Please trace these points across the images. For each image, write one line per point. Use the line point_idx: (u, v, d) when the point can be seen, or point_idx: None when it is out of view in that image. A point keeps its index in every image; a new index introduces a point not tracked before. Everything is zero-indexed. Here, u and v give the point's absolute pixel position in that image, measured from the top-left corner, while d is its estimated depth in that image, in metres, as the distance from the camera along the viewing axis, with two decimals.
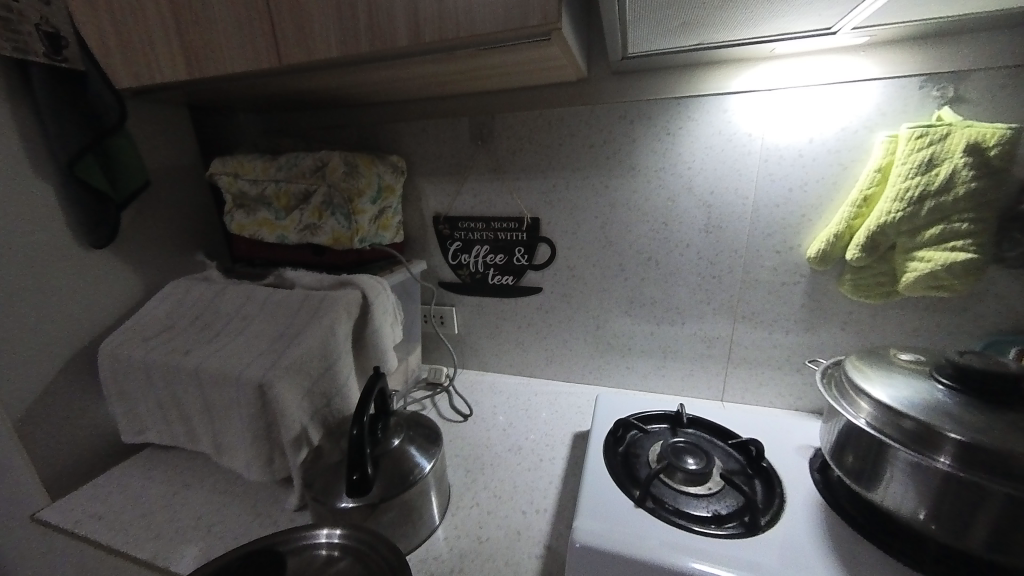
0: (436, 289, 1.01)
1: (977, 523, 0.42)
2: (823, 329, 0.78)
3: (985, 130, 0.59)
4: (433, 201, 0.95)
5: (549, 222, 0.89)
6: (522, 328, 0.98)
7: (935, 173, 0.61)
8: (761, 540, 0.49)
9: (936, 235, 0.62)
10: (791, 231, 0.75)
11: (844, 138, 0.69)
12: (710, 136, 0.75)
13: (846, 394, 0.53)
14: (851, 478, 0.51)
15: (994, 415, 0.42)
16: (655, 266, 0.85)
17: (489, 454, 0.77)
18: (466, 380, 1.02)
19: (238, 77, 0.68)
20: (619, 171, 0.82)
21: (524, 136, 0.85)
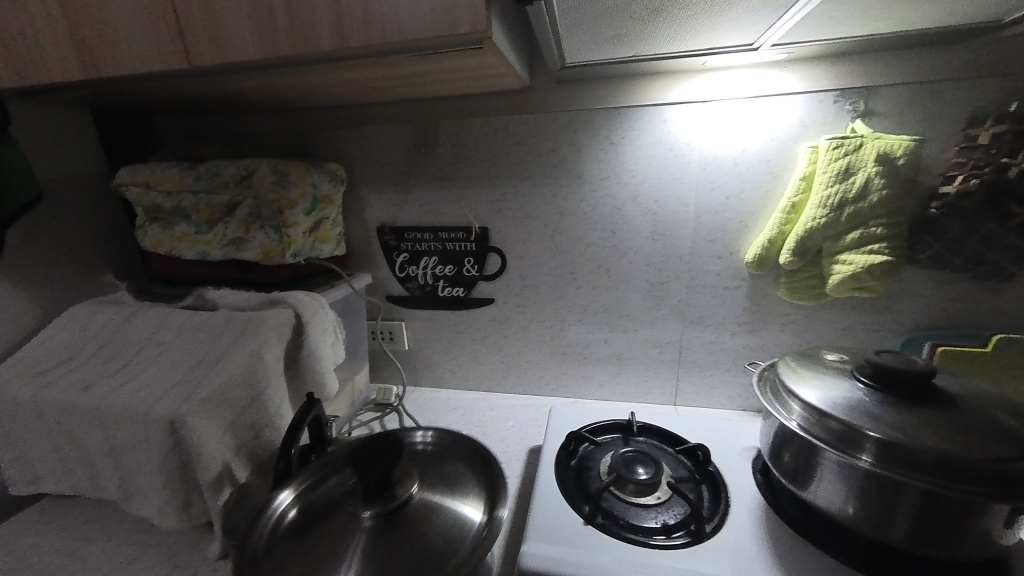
0: (384, 304, 0.96)
1: (897, 516, 0.44)
2: (764, 331, 0.81)
3: (891, 142, 0.64)
4: (377, 212, 0.90)
5: (499, 231, 0.87)
6: (476, 341, 0.96)
7: (851, 182, 0.66)
8: (707, 548, 0.50)
9: (856, 240, 0.66)
10: (730, 237, 0.78)
11: (774, 148, 0.72)
12: (651, 146, 0.76)
13: (779, 397, 0.54)
14: (787, 479, 0.52)
15: (908, 414, 0.44)
16: (605, 274, 0.85)
17: None
18: (419, 397, 0.98)
19: (144, 79, 0.62)
20: (565, 180, 0.81)
21: (468, 145, 0.83)
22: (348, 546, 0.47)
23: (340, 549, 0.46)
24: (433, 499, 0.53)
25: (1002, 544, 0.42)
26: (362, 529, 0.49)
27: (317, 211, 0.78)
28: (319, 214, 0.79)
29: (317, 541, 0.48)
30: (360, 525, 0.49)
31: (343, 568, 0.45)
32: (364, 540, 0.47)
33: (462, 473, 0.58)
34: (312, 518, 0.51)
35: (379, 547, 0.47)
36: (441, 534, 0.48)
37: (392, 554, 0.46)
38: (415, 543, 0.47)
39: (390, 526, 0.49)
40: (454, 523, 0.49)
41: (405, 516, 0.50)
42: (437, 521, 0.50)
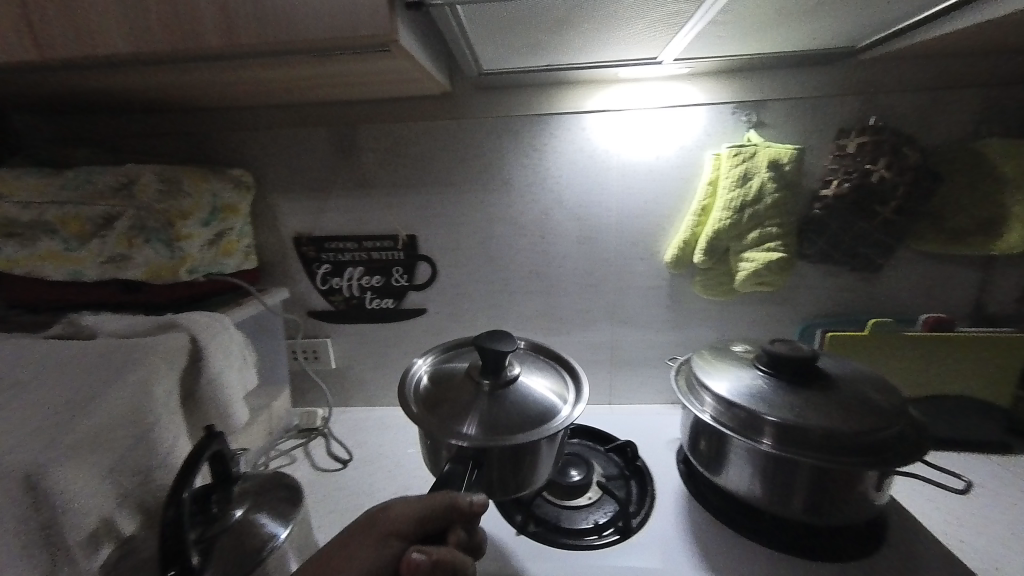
0: (305, 321, 0.89)
1: (796, 491, 0.47)
2: (685, 327, 0.86)
3: (778, 151, 0.71)
4: (293, 222, 0.84)
5: (427, 239, 0.84)
6: (409, 354, 0.92)
7: (748, 186, 0.72)
8: (633, 544, 0.51)
9: (755, 239, 0.73)
10: (650, 240, 0.82)
11: (683, 155, 0.77)
12: (572, 153, 0.78)
13: (694, 390, 0.57)
14: (705, 468, 0.55)
15: (799, 397, 0.48)
16: (536, 279, 0.86)
17: (371, 501, 0.68)
18: (350, 419, 0.92)
19: None
20: (492, 186, 0.81)
21: (390, 151, 0.80)
22: (467, 410, 0.53)
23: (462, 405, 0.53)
24: (528, 386, 0.57)
25: (875, 505, 0.48)
26: (478, 397, 0.54)
27: (216, 222, 0.72)
28: (220, 225, 0.73)
29: (443, 399, 0.55)
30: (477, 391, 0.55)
31: (468, 419, 0.52)
32: (481, 404, 0.53)
33: (559, 370, 0.62)
34: (439, 383, 0.58)
35: (491, 412, 0.53)
36: (540, 406, 0.54)
37: (501, 416, 0.52)
38: (515, 414, 0.52)
39: (497, 400, 0.54)
40: (546, 404, 0.54)
41: (510, 393, 0.55)
42: (532, 403, 0.54)
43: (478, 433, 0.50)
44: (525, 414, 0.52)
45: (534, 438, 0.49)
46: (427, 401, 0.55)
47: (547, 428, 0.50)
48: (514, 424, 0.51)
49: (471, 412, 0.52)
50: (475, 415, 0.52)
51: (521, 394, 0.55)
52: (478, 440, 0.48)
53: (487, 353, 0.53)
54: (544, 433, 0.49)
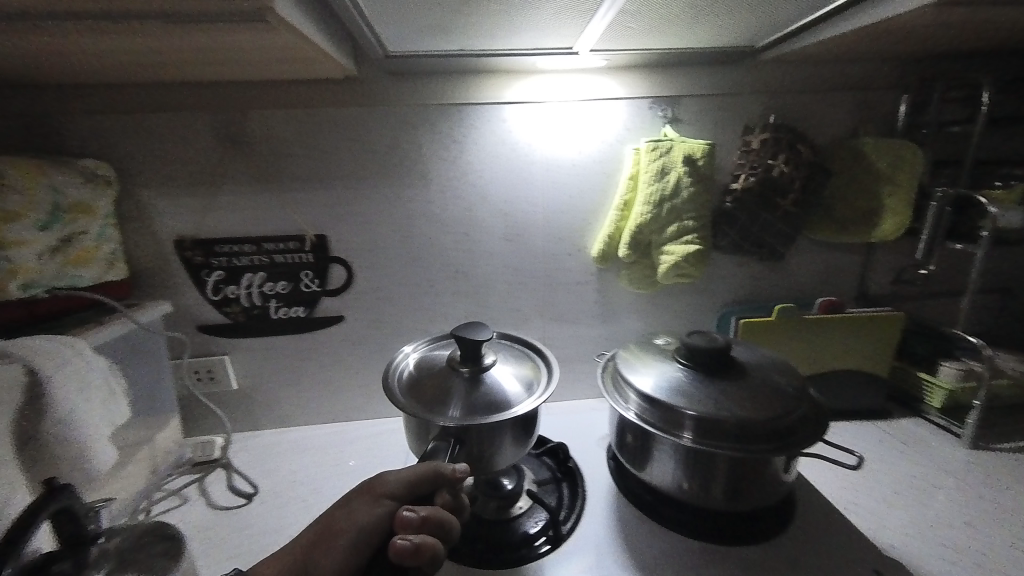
0: (196, 337, 0.77)
1: (716, 481, 0.49)
2: (613, 321, 0.87)
3: (693, 146, 0.73)
4: (173, 223, 0.72)
5: (339, 239, 0.76)
6: (326, 366, 0.83)
7: (666, 181, 0.73)
8: (564, 553, 0.49)
9: (674, 233, 0.74)
10: (577, 235, 0.81)
11: (605, 149, 0.77)
12: (494, 145, 0.74)
13: (619, 387, 0.56)
14: (632, 465, 0.54)
15: (715, 388, 0.49)
16: (463, 279, 0.82)
17: (280, 539, 0.61)
18: (258, 445, 0.82)
19: None
20: (410, 181, 0.75)
21: (290, 140, 0.71)
22: (449, 396, 0.53)
23: (444, 392, 0.53)
24: (506, 370, 0.57)
25: (784, 485, 0.51)
26: (459, 382, 0.54)
27: (60, 224, 0.59)
28: (67, 228, 0.60)
29: (426, 387, 0.54)
30: (456, 376, 0.55)
31: (452, 404, 0.52)
32: (462, 389, 0.53)
33: (533, 353, 0.63)
34: (421, 371, 0.57)
35: (473, 395, 0.53)
36: (519, 385, 0.55)
37: (483, 400, 0.53)
38: (495, 398, 0.53)
39: (477, 385, 0.54)
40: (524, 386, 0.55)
41: (489, 377, 0.55)
42: (511, 386, 0.55)
43: (463, 416, 0.51)
44: (505, 394, 0.53)
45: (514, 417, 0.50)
46: (411, 388, 0.55)
47: (527, 405, 0.52)
48: (495, 406, 0.52)
49: (454, 397, 0.52)
50: (458, 400, 0.52)
51: (501, 376, 0.56)
52: (462, 422, 0.49)
53: (466, 341, 0.53)
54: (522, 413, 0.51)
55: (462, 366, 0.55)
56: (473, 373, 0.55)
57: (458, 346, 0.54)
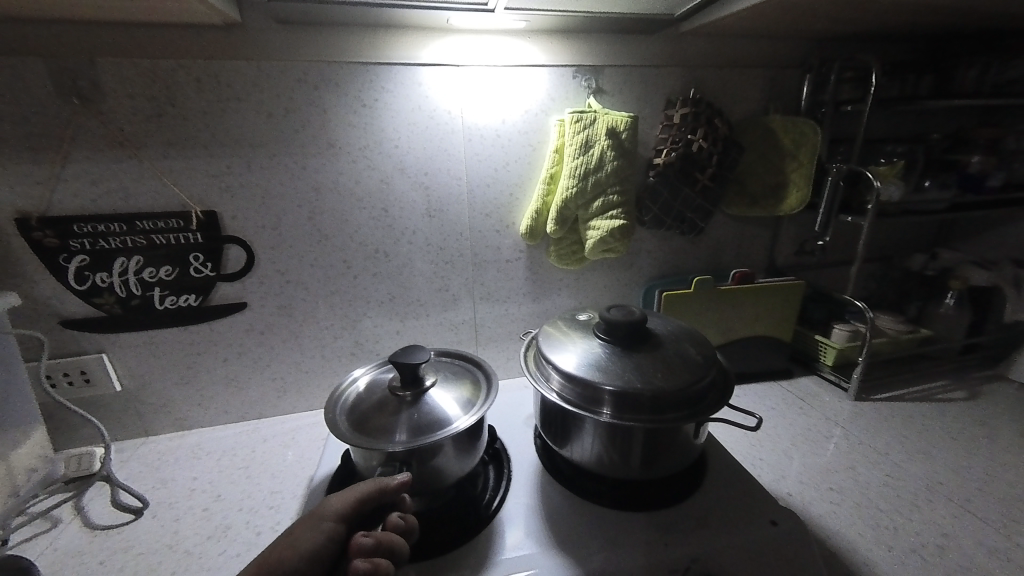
0: (60, 333, 0.66)
1: (632, 451, 0.50)
2: (545, 298, 0.86)
3: (616, 118, 0.72)
4: (9, 197, 0.59)
5: (234, 216, 0.67)
6: (230, 359, 0.75)
7: (590, 154, 0.72)
8: (487, 531, 0.48)
9: (600, 207, 0.74)
10: (503, 210, 0.78)
11: (529, 119, 0.73)
12: (410, 112, 0.68)
13: (541, 366, 0.55)
14: (556, 442, 0.54)
15: (632, 361, 0.50)
16: (384, 258, 0.76)
17: (173, 553, 0.54)
18: (152, 452, 0.72)
19: None
20: (315, 150, 0.67)
21: (161, 98, 0.60)
22: (392, 423, 0.48)
23: (387, 420, 0.48)
24: (449, 386, 0.54)
25: (695, 448, 0.53)
26: (401, 407, 0.50)
27: None
28: None
29: (365, 417, 0.49)
30: (398, 401, 0.50)
31: (396, 430, 0.47)
32: (405, 413, 0.49)
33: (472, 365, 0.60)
34: (356, 402, 0.51)
35: (417, 417, 0.49)
36: (465, 396, 0.53)
37: (429, 419, 0.49)
38: (441, 415, 0.49)
39: (420, 405, 0.50)
40: (469, 398, 0.52)
41: (432, 396, 0.51)
42: (456, 400, 0.52)
43: (412, 439, 0.46)
44: (454, 410, 0.50)
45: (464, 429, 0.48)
46: (346, 422, 0.49)
47: (478, 413, 0.50)
48: (441, 422, 0.48)
49: (398, 423, 0.48)
50: (403, 423, 0.48)
51: (445, 392, 0.52)
52: (413, 443, 0.45)
53: (407, 364, 0.49)
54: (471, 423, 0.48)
55: (404, 390, 0.51)
56: (416, 394, 0.51)
57: (398, 369, 0.50)
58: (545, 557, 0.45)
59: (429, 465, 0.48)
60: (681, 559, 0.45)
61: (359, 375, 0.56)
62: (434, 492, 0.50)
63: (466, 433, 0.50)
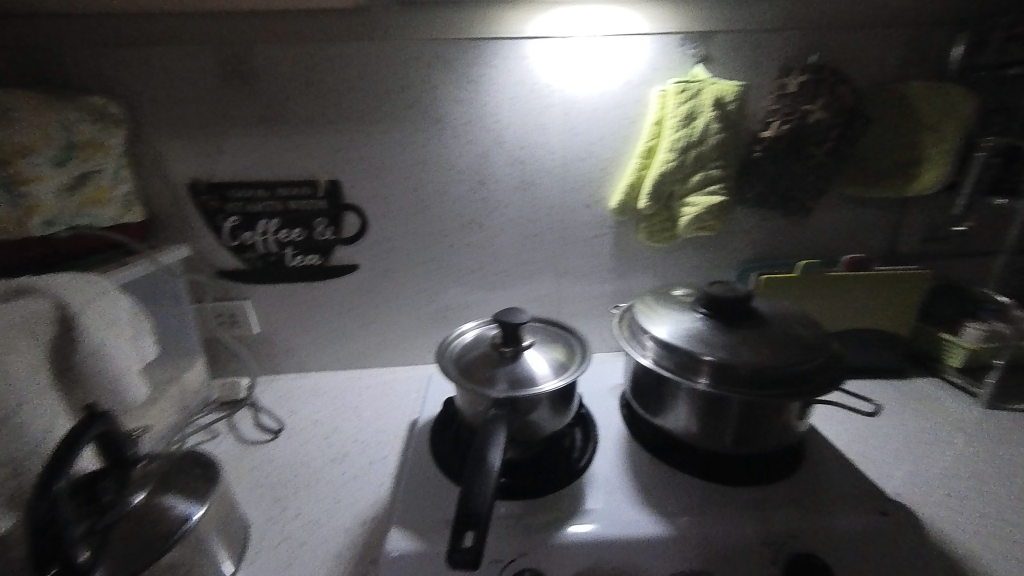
0: (215, 282, 0.79)
1: (726, 426, 0.50)
2: (630, 275, 0.85)
3: (723, 88, 0.68)
4: (185, 165, 0.71)
5: (352, 185, 0.75)
6: (342, 314, 0.84)
7: (693, 126, 0.69)
8: (577, 484, 0.51)
9: (699, 182, 0.71)
10: (595, 184, 0.78)
11: (629, 91, 0.72)
12: (513, 86, 0.71)
13: (636, 335, 0.56)
14: (646, 410, 0.55)
15: (734, 335, 0.49)
16: (477, 229, 0.80)
17: (305, 472, 0.65)
18: (279, 387, 0.85)
19: None
20: (424, 125, 0.72)
21: (300, 77, 0.68)
22: (494, 374, 0.52)
23: (489, 371, 0.52)
24: (545, 349, 0.57)
25: (795, 432, 0.51)
26: (502, 362, 0.54)
27: (75, 162, 0.59)
28: (81, 167, 0.60)
29: (470, 366, 0.54)
30: (499, 356, 0.54)
31: (498, 380, 0.52)
32: (506, 367, 0.53)
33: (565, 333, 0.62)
34: (461, 352, 0.56)
35: (516, 373, 0.53)
36: (558, 360, 0.55)
37: (526, 375, 0.52)
38: (538, 374, 0.52)
39: (520, 362, 0.54)
40: (563, 362, 0.55)
41: (530, 356, 0.55)
42: (552, 362, 0.55)
43: (512, 389, 0.50)
44: (547, 371, 0.53)
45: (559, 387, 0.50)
46: (454, 368, 0.54)
47: (573, 375, 0.52)
48: (538, 379, 0.52)
49: (500, 375, 0.52)
50: (504, 376, 0.52)
51: (541, 353, 0.56)
52: (514, 393, 0.49)
53: (510, 322, 0.53)
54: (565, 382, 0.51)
55: (504, 346, 0.55)
56: (514, 351, 0.54)
57: (501, 327, 0.54)
58: (637, 513, 0.47)
59: (526, 418, 0.51)
60: (777, 534, 0.45)
61: (463, 329, 0.61)
62: (529, 442, 0.54)
63: (559, 393, 0.52)
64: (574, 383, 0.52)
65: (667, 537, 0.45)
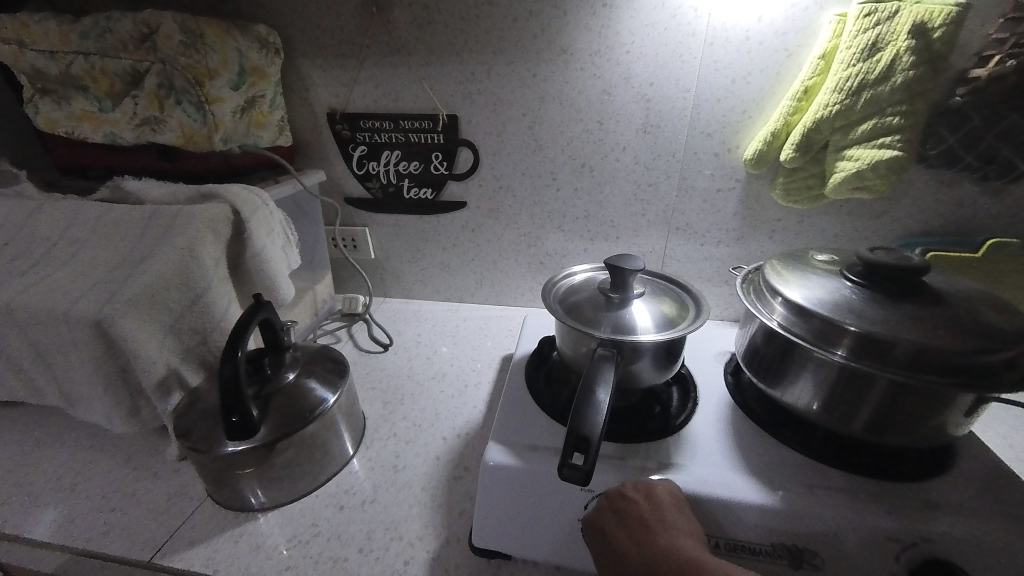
0: (343, 207, 0.87)
1: (862, 410, 0.44)
2: (751, 238, 0.77)
3: (930, 8, 0.54)
4: (326, 95, 0.77)
5: (470, 120, 0.75)
6: (447, 249, 0.89)
7: (877, 60, 0.56)
8: (674, 439, 0.50)
9: (867, 132, 0.59)
10: (729, 131, 0.69)
11: (794, 17, 0.61)
12: (651, 11, 0.63)
13: (762, 298, 0.50)
14: (759, 379, 0.51)
15: (893, 309, 0.42)
16: (588, 174, 0.77)
17: (410, 384, 0.73)
18: (389, 309, 0.95)
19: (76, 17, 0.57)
20: (548, 56, 0.69)
21: (432, 5, 0.68)
22: (600, 318, 0.51)
23: (594, 314, 0.52)
24: (654, 302, 0.54)
25: (952, 432, 0.44)
26: (608, 307, 0.53)
27: (245, 86, 0.67)
28: (249, 91, 0.68)
29: (575, 306, 0.54)
30: (606, 301, 0.53)
31: (602, 324, 0.51)
32: (611, 313, 0.52)
33: (677, 290, 0.58)
34: (568, 293, 0.56)
35: (622, 320, 0.51)
36: (667, 314, 0.53)
37: (631, 323, 0.51)
38: (645, 325, 0.50)
39: (626, 311, 0.52)
40: (673, 318, 0.52)
41: (638, 306, 0.53)
42: (661, 316, 0.52)
43: (616, 335, 0.49)
44: (655, 323, 0.51)
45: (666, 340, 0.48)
46: (559, 306, 0.54)
47: (683, 331, 0.49)
48: (644, 329, 0.50)
49: (605, 320, 0.51)
50: (609, 321, 0.51)
51: (650, 306, 0.53)
52: (618, 338, 0.48)
53: (623, 268, 0.51)
54: (673, 337, 0.48)
55: (612, 292, 0.53)
56: (622, 298, 0.53)
57: (612, 272, 0.52)
58: (737, 477, 0.45)
59: (629, 368, 0.50)
60: (906, 532, 0.40)
61: (570, 271, 0.61)
62: (625, 389, 0.53)
63: (664, 346, 0.50)
64: (683, 339, 0.49)
65: (770, 506, 0.42)
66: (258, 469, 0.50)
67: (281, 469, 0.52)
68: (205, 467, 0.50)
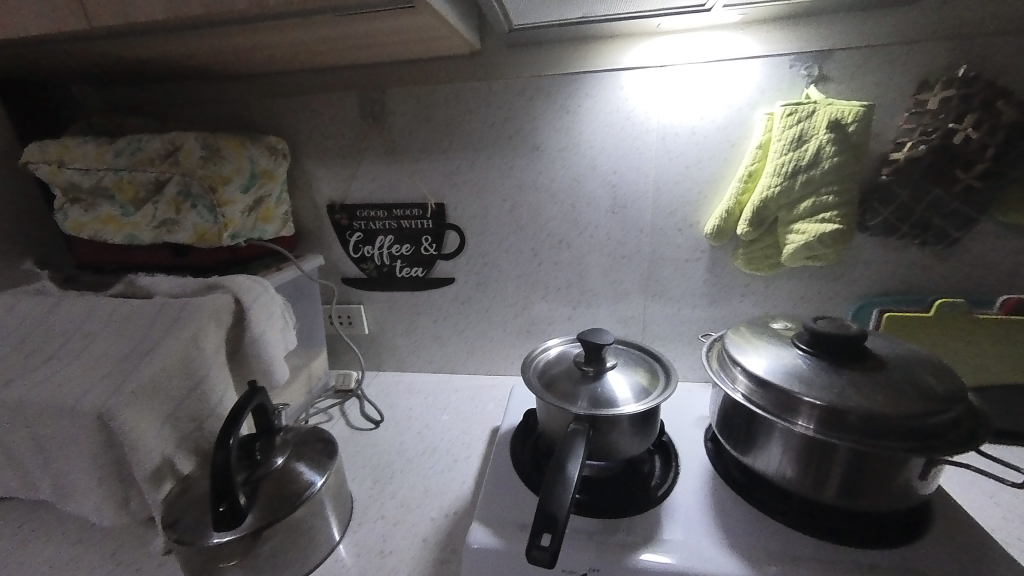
0: (340, 287, 0.93)
1: (831, 476, 0.45)
2: (722, 302, 0.81)
3: (843, 108, 0.63)
4: (327, 189, 0.86)
5: (455, 206, 0.84)
6: (438, 322, 0.93)
7: (804, 149, 0.65)
8: (657, 513, 0.51)
9: (808, 209, 0.66)
10: (689, 209, 0.77)
11: (731, 115, 0.71)
12: (608, 114, 0.74)
13: (726, 367, 0.54)
14: (734, 447, 0.53)
15: (842, 377, 0.45)
16: (566, 249, 0.84)
17: (400, 461, 0.74)
18: (383, 383, 0.97)
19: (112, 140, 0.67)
20: (522, 152, 0.78)
21: (420, 114, 0.79)
22: (577, 392, 0.54)
23: (571, 388, 0.55)
24: (627, 373, 0.57)
25: (920, 494, 0.45)
26: (584, 380, 0.55)
27: (255, 187, 0.75)
28: (258, 191, 0.76)
29: (553, 381, 0.57)
30: (581, 374, 0.56)
31: (579, 398, 0.53)
32: (587, 386, 0.55)
33: (649, 359, 0.62)
34: (546, 367, 0.60)
35: (597, 393, 0.54)
36: (640, 384, 0.56)
37: (606, 395, 0.53)
38: (619, 396, 0.53)
39: (601, 383, 0.55)
40: (645, 388, 0.55)
41: (611, 377, 0.56)
42: (634, 385, 0.55)
43: (591, 408, 0.51)
44: (630, 394, 0.54)
45: (638, 411, 0.51)
46: (539, 381, 0.57)
47: (654, 402, 0.52)
48: (618, 401, 0.53)
49: (581, 394, 0.54)
50: (585, 394, 0.54)
51: (624, 376, 0.56)
52: (594, 412, 0.50)
53: (595, 343, 0.55)
54: (644, 407, 0.51)
55: (587, 365, 0.56)
56: (596, 371, 0.56)
57: (585, 346, 0.56)
58: (718, 552, 0.45)
59: (606, 440, 0.52)
60: None
61: (547, 345, 0.64)
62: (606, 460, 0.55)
63: (639, 417, 0.52)
64: (654, 407, 0.52)
65: None
66: (243, 561, 0.50)
67: (266, 560, 0.51)
68: (190, 560, 0.49)
